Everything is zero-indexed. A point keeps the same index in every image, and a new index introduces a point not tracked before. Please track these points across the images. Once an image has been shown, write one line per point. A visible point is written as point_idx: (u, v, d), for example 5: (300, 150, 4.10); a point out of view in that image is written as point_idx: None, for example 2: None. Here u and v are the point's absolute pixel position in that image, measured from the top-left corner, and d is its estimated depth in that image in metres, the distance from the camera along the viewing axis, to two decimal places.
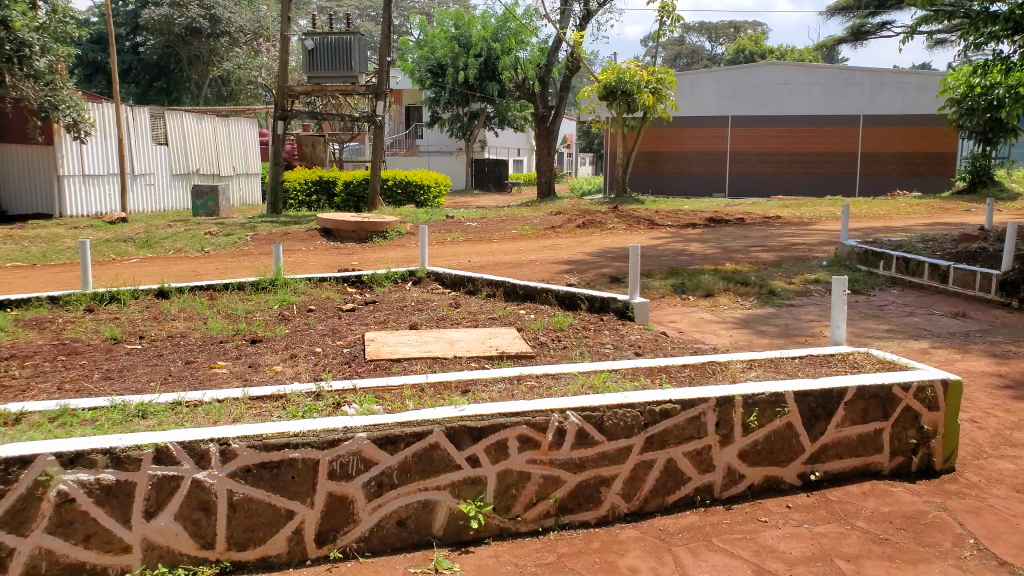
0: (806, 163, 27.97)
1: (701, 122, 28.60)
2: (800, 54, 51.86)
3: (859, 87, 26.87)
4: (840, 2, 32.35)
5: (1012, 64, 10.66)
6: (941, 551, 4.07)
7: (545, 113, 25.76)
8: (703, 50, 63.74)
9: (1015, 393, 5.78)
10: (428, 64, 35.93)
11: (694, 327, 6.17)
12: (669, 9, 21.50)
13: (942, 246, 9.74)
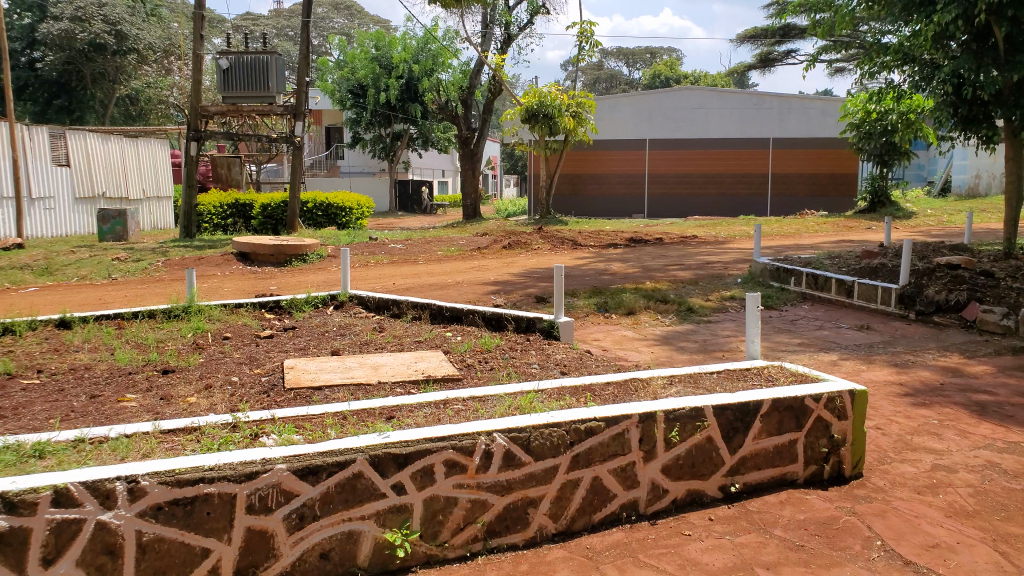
0: (720, 185, 29.09)
1: (622, 145, 29.27)
2: (712, 79, 54.14)
3: (768, 111, 28.39)
4: (750, 31, 34.02)
5: (902, 93, 11.45)
6: (851, 554, 4.26)
7: (469, 135, 25.98)
8: (621, 75, 65.76)
9: (914, 400, 6.13)
10: (348, 85, 35.35)
11: (617, 344, 6.28)
12: (587, 35, 22.07)
13: (846, 262, 10.28)
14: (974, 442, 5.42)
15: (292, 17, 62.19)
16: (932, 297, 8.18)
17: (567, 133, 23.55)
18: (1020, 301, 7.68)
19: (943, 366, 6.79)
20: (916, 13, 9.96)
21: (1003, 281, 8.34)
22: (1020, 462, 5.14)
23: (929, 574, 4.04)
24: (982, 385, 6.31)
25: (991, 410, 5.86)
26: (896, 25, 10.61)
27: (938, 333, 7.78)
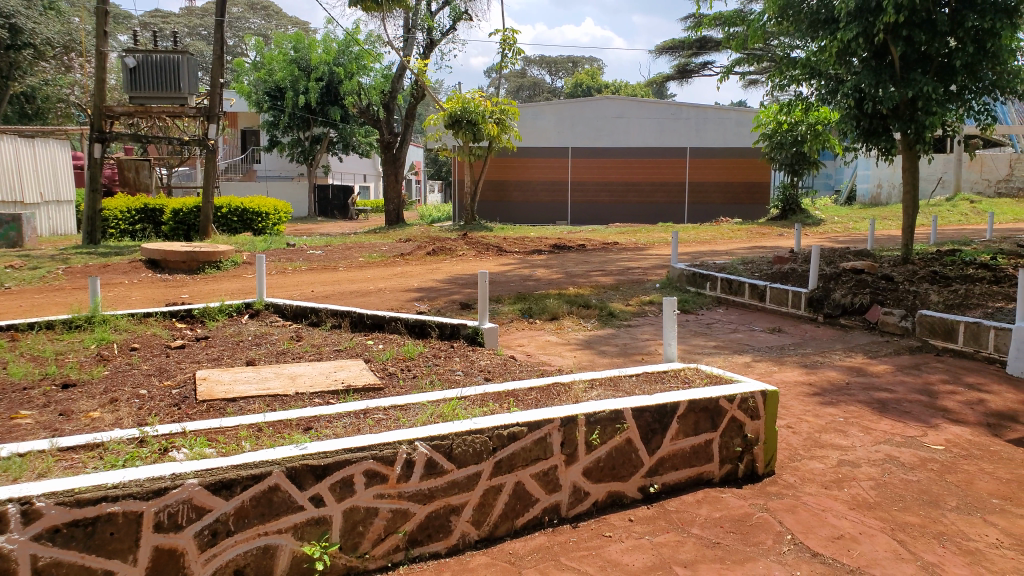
0: (639, 193, 29.94)
1: (543, 153, 29.95)
2: (633, 89, 55.40)
3: (685, 121, 29.01)
4: (669, 42, 35.34)
5: (810, 105, 12.03)
6: (763, 549, 4.41)
7: (391, 139, 25.72)
8: (543, 83, 66.47)
9: (821, 399, 6.43)
10: (265, 87, 34.44)
11: (541, 350, 6.34)
12: (511, 42, 22.22)
13: (759, 267, 10.71)
14: (876, 438, 5.72)
15: (205, 14, 60.01)
16: (838, 301, 8.60)
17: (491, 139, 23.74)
18: (917, 303, 8.10)
19: (848, 366, 7.14)
20: (823, 30, 10.61)
21: (901, 284, 8.81)
22: (916, 455, 5.45)
23: (834, 566, 4.22)
24: (883, 383, 6.66)
25: (891, 407, 6.19)
26: (803, 41, 11.18)
27: (844, 335, 8.16)
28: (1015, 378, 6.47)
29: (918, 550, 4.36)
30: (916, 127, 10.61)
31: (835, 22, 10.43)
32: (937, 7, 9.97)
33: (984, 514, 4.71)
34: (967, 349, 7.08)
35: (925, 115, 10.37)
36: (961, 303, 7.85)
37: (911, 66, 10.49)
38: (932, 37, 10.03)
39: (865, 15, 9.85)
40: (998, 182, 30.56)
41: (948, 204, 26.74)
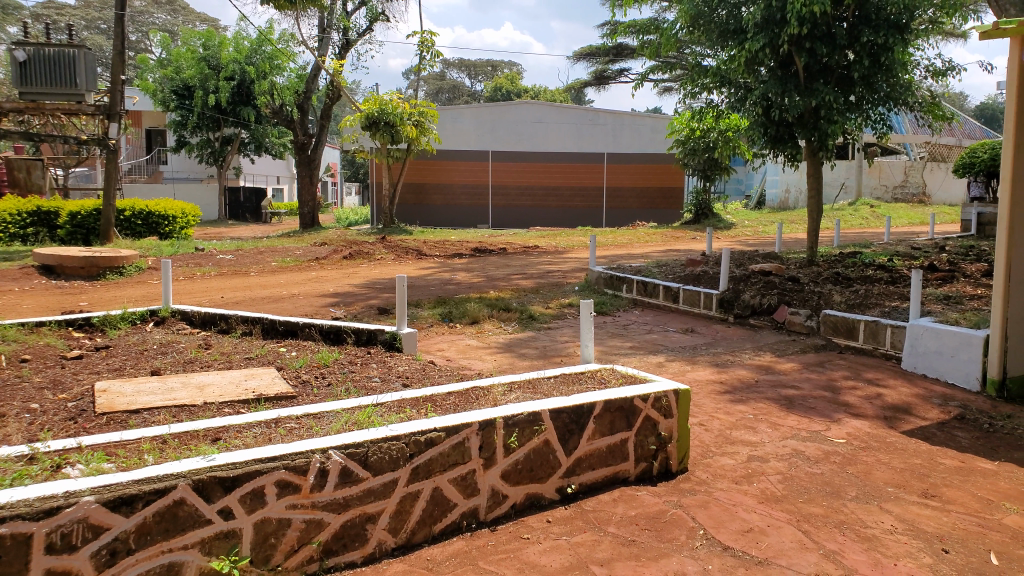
0: (559, 198, 30.22)
1: (464, 155, 29.80)
2: (552, 94, 56.05)
3: (603, 127, 30.22)
4: (586, 48, 35.65)
5: (721, 112, 12.44)
6: (676, 545, 4.52)
7: (305, 140, 25.24)
8: (463, 86, 66.17)
9: (732, 397, 6.65)
10: (172, 86, 33.20)
11: (461, 354, 6.32)
12: (428, 44, 22.15)
13: (673, 270, 11.01)
14: (783, 433, 5.95)
15: (106, 7, 56.99)
16: (747, 302, 8.93)
17: (410, 142, 23.58)
18: (820, 303, 8.50)
19: (757, 365, 7.42)
20: (731, 40, 11.02)
21: (806, 285, 9.22)
22: (820, 448, 5.70)
23: (743, 558, 4.37)
24: (790, 380, 6.96)
25: (798, 403, 6.46)
26: (713, 50, 11.58)
27: (754, 335, 8.48)
28: (909, 373, 6.87)
29: (821, 539, 4.56)
30: (819, 135, 11.14)
31: (742, 33, 10.86)
32: (836, 21, 10.56)
33: (880, 502, 4.97)
34: (867, 346, 7.47)
35: (827, 124, 10.92)
36: (861, 302, 8.28)
37: (813, 77, 10.99)
38: (832, 50, 10.55)
39: (771, 27, 10.33)
40: (895, 188, 32.82)
41: (850, 209, 28.18)
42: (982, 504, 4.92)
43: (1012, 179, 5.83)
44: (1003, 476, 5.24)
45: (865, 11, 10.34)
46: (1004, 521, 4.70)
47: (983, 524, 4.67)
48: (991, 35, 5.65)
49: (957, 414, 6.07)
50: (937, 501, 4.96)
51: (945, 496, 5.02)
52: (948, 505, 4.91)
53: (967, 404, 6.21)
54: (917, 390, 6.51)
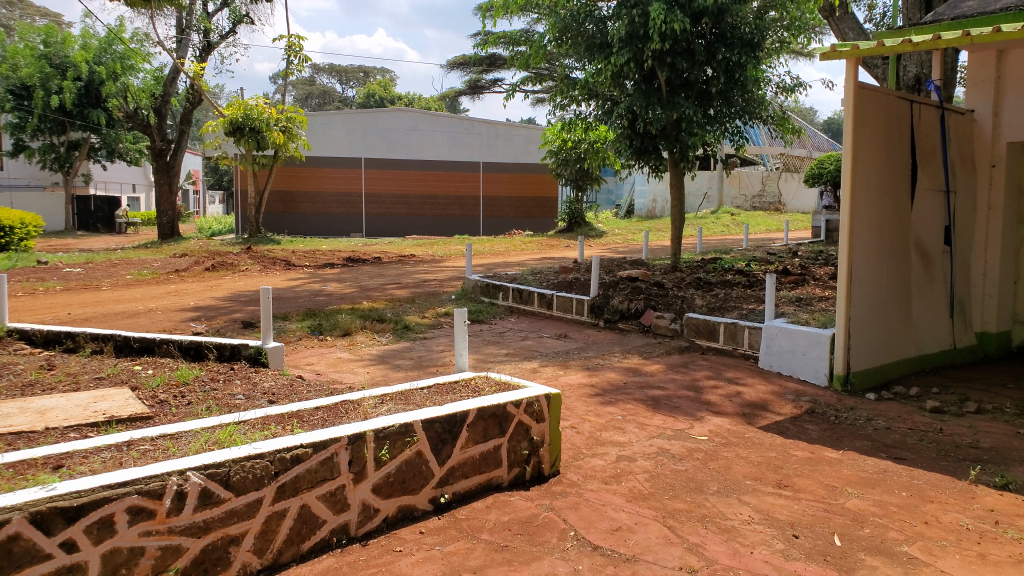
0: (435, 206, 30.46)
1: (334, 163, 29.31)
2: (427, 101, 55.25)
3: (478, 136, 30.29)
4: (460, 57, 36.46)
5: (589, 124, 12.81)
6: (548, 547, 4.62)
7: (164, 146, 24.68)
8: (334, 92, 63.14)
9: (602, 399, 6.87)
10: (8, 85, 30.81)
11: (332, 367, 6.19)
12: (297, 49, 21.62)
13: (548, 277, 11.29)
14: (650, 432, 6.21)
15: None
16: (617, 306, 9.23)
17: (277, 148, 23.07)
18: (683, 307, 8.95)
19: (627, 367, 7.70)
20: (597, 53, 11.42)
21: (671, 291, 9.67)
22: (684, 446, 5.98)
23: (612, 556, 4.51)
24: (656, 381, 7.27)
25: (664, 403, 6.76)
26: (581, 63, 11.94)
27: (624, 338, 8.81)
28: (766, 371, 7.33)
29: (685, 533, 4.78)
30: (680, 147, 11.77)
31: (607, 47, 11.30)
32: (695, 37, 11.12)
33: (738, 495, 5.27)
34: (727, 346, 7.92)
35: (688, 136, 11.49)
36: (721, 306, 8.77)
37: (675, 90, 11.57)
38: (692, 65, 11.12)
39: (634, 41, 10.77)
40: (754, 197, 35.18)
41: (713, 217, 29.87)
42: (828, 490, 5.31)
43: (852, 189, 6.33)
44: (846, 463, 5.69)
45: (721, 30, 10.98)
46: (846, 505, 5.10)
47: (829, 509, 5.05)
48: (831, 56, 6.11)
49: (808, 408, 6.54)
50: (790, 490, 5.32)
51: (796, 485, 5.39)
52: (798, 493, 5.27)
53: (816, 398, 6.70)
54: (773, 387, 6.96)
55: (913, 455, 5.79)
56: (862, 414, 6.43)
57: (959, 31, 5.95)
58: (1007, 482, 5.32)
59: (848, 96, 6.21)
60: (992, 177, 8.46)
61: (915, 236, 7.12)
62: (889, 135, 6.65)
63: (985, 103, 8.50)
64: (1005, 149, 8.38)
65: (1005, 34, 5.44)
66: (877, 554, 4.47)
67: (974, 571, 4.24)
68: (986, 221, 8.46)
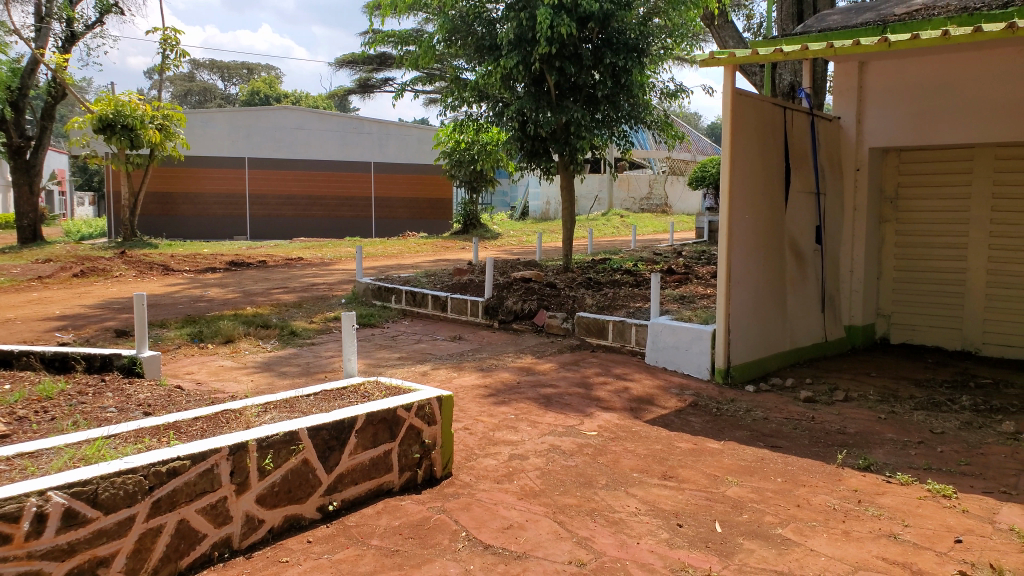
0: (325, 207, 29.84)
1: (217, 163, 28.44)
2: (314, 99, 53.11)
3: (367, 135, 29.95)
4: (348, 56, 35.88)
5: (480, 125, 12.88)
6: (440, 549, 4.59)
7: (22, 144, 23.31)
8: (215, 88, 57.52)
9: (495, 399, 6.96)
10: None
11: (213, 376, 5.99)
12: (172, 43, 20.67)
13: (441, 279, 11.35)
14: (541, 430, 6.32)
15: None
16: (510, 307, 9.37)
17: (153, 146, 22.09)
18: (574, 306, 9.16)
19: (520, 367, 7.82)
20: (487, 55, 11.55)
21: (563, 291, 9.91)
22: (574, 442, 6.13)
23: (503, 554, 4.52)
24: (548, 380, 7.42)
25: (555, 401, 6.90)
26: (472, 65, 12.00)
27: (517, 338, 8.96)
28: (653, 366, 7.62)
29: (574, 527, 4.86)
30: (569, 150, 12.09)
31: (497, 49, 11.44)
32: (582, 42, 11.39)
33: (626, 487, 5.44)
34: (616, 344, 8.15)
35: (577, 139, 11.81)
36: (610, 305, 9.05)
37: (563, 94, 11.82)
38: (579, 70, 11.40)
39: (523, 45, 10.94)
40: (642, 200, 36.58)
41: (604, 219, 30.63)
42: (710, 479, 5.57)
43: (730, 192, 6.64)
44: (726, 453, 5.98)
45: (607, 35, 11.29)
46: (727, 493, 5.35)
47: (710, 498, 5.29)
48: (709, 64, 6.38)
49: (691, 401, 6.84)
50: (674, 481, 5.53)
51: (680, 476, 5.61)
52: (682, 484, 5.50)
53: (700, 392, 7.02)
54: (659, 381, 7.25)
55: (788, 442, 6.15)
56: (742, 406, 6.78)
57: (824, 43, 6.36)
58: (869, 463, 5.74)
59: (725, 102, 6.50)
60: (856, 180, 9.16)
61: (789, 236, 7.57)
62: (764, 140, 7.02)
63: (849, 111, 9.21)
64: (867, 154, 9.10)
65: (863, 46, 5.85)
66: (754, 537, 4.71)
67: (840, 547, 4.54)
68: (852, 222, 9.14)
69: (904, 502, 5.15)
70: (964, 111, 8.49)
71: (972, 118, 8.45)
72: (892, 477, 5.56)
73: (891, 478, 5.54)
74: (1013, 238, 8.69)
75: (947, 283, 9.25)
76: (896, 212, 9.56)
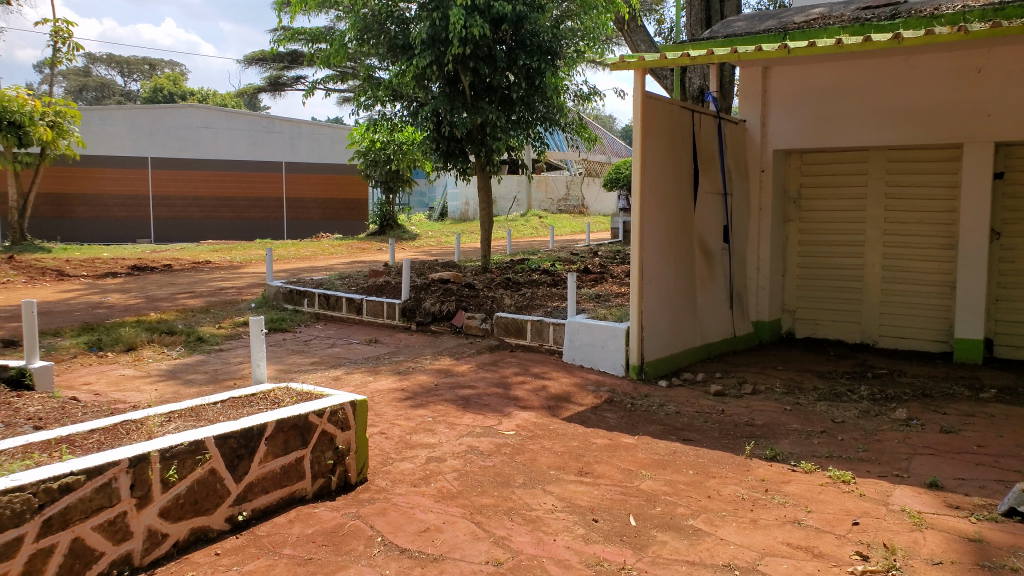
0: (234, 209, 29.01)
1: (117, 163, 27.34)
2: (222, 98, 51.11)
3: (279, 134, 29.32)
4: (257, 53, 34.82)
5: (394, 125, 12.78)
6: (355, 555, 4.51)
7: None
8: (114, 85, 54.47)
9: (412, 402, 6.93)
10: None
11: (112, 387, 5.74)
12: (64, 35, 19.52)
13: (355, 281, 11.23)
14: (459, 432, 6.33)
15: None
16: (428, 309, 9.35)
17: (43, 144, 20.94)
18: (493, 306, 9.21)
19: (437, 369, 7.81)
20: (400, 55, 11.46)
21: (481, 291, 9.95)
22: (492, 442, 6.17)
23: (419, 558, 4.49)
24: (467, 381, 7.43)
25: (473, 402, 6.93)
26: (384, 63, 11.87)
27: (435, 340, 8.95)
28: (570, 365, 7.75)
29: (491, 527, 4.88)
30: (485, 150, 12.17)
31: (410, 49, 11.38)
32: (496, 44, 11.43)
33: (543, 485, 5.50)
34: (534, 343, 8.25)
35: (493, 140, 11.91)
36: (527, 304, 9.15)
37: (478, 95, 11.85)
38: (493, 71, 11.44)
39: (437, 45, 10.90)
40: (559, 201, 37.09)
41: (522, 219, 30.95)
42: (625, 474, 5.69)
43: (641, 193, 6.80)
44: (640, 447, 6.14)
45: (520, 37, 11.36)
46: (641, 486, 5.49)
47: (625, 492, 5.41)
48: (620, 67, 6.50)
49: (607, 398, 6.99)
50: (590, 477, 5.64)
51: (596, 471, 5.72)
52: (597, 479, 5.61)
53: (616, 388, 7.18)
54: (576, 379, 7.38)
55: (699, 436, 6.36)
56: (656, 400, 6.98)
57: (730, 48, 6.58)
58: (775, 453, 6.00)
59: (636, 105, 6.65)
60: (761, 180, 9.53)
61: (698, 236, 7.82)
62: (673, 142, 7.23)
63: (754, 114, 9.58)
64: (771, 156, 9.49)
65: (764, 52, 6.08)
66: (667, 530, 4.84)
67: (747, 535, 4.73)
68: (758, 221, 9.50)
69: (807, 489, 5.41)
70: (861, 117, 8.98)
71: (868, 123, 8.95)
72: (796, 465, 5.83)
73: (795, 467, 5.80)
74: (906, 236, 9.26)
75: (846, 279, 9.74)
76: (799, 211, 9.98)
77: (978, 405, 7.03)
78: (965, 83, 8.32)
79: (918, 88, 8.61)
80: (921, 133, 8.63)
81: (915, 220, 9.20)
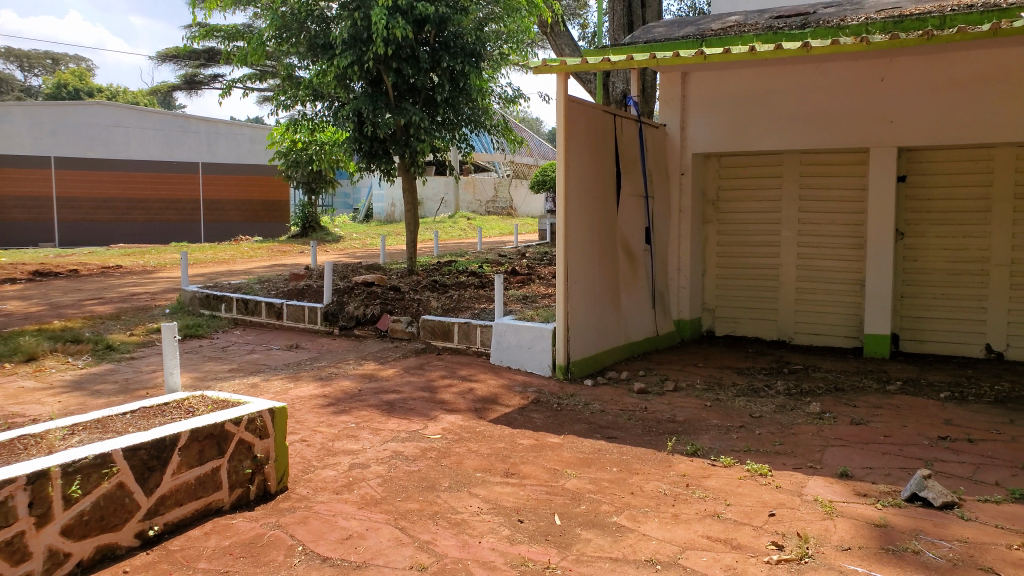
0: (146, 211, 27.83)
1: (16, 162, 26.05)
2: (134, 95, 48.96)
3: (195, 134, 28.41)
4: (172, 49, 33.62)
5: (316, 125, 12.60)
6: (274, 566, 4.41)
7: None
8: (14, 80, 51.40)
9: (334, 408, 6.82)
10: None
11: (10, 400, 5.43)
12: None
13: (275, 285, 11.00)
14: (384, 437, 6.28)
15: None
16: (352, 313, 9.24)
17: None
18: (419, 309, 9.16)
19: (361, 373, 7.71)
20: (320, 54, 11.26)
21: (406, 294, 9.89)
22: (418, 446, 6.13)
23: (342, 566, 4.42)
24: (392, 385, 7.37)
25: (398, 406, 6.88)
26: (303, 62, 11.65)
27: (359, 344, 8.84)
28: (498, 366, 7.78)
29: (416, 532, 4.85)
30: (410, 151, 12.13)
31: (330, 49, 11.20)
32: (419, 45, 11.36)
33: (469, 487, 5.50)
34: (461, 345, 8.26)
35: (416, 141, 11.86)
36: (454, 306, 9.14)
37: (402, 96, 11.76)
38: (416, 72, 11.37)
39: (358, 44, 10.77)
40: (488, 202, 37.52)
41: (451, 220, 31.07)
42: (550, 474, 5.75)
43: (565, 196, 6.88)
44: (566, 446, 6.21)
45: (444, 38, 11.36)
46: (566, 485, 5.56)
47: (550, 491, 5.47)
48: (544, 71, 6.56)
49: (534, 398, 7.05)
50: (516, 477, 5.68)
51: (522, 472, 5.76)
52: (523, 479, 5.65)
53: (542, 388, 7.26)
54: (503, 381, 7.42)
55: (622, 433, 6.48)
56: (581, 400, 7.08)
57: (649, 54, 6.73)
58: (696, 449, 6.17)
59: (559, 109, 6.74)
60: (681, 183, 9.79)
61: (620, 238, 7.97)
62: (594, 145, 7.34)
63: (675, 118, 9.84)
64: (691, 160, 9.76)
65: (682, 58, 6.23)
66: (591, 527, 4.91)
67: (668, 530, 4.85)
68: (679, 223, 9.75)
69: (725, 483, 5.58)
70: (776, 121, 9.34)
71: (783, 128, 9.31)
72: (715, 460, 6.01)
73: (715, 461, 5.98)
74: (818, 236, 9.67)
75: (763, 279, 10.09)
76: (718, 213, 10.29)
77: (884, 397, 7.41)
78: (871, 89, 8.78)
79: (828, 95, 9.02)
80: (832, 138, 9.04)
81: (826, 221, 9.62)
